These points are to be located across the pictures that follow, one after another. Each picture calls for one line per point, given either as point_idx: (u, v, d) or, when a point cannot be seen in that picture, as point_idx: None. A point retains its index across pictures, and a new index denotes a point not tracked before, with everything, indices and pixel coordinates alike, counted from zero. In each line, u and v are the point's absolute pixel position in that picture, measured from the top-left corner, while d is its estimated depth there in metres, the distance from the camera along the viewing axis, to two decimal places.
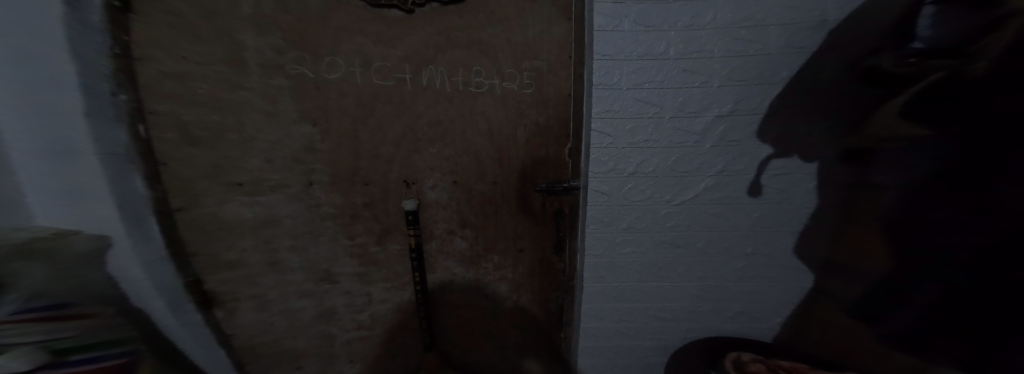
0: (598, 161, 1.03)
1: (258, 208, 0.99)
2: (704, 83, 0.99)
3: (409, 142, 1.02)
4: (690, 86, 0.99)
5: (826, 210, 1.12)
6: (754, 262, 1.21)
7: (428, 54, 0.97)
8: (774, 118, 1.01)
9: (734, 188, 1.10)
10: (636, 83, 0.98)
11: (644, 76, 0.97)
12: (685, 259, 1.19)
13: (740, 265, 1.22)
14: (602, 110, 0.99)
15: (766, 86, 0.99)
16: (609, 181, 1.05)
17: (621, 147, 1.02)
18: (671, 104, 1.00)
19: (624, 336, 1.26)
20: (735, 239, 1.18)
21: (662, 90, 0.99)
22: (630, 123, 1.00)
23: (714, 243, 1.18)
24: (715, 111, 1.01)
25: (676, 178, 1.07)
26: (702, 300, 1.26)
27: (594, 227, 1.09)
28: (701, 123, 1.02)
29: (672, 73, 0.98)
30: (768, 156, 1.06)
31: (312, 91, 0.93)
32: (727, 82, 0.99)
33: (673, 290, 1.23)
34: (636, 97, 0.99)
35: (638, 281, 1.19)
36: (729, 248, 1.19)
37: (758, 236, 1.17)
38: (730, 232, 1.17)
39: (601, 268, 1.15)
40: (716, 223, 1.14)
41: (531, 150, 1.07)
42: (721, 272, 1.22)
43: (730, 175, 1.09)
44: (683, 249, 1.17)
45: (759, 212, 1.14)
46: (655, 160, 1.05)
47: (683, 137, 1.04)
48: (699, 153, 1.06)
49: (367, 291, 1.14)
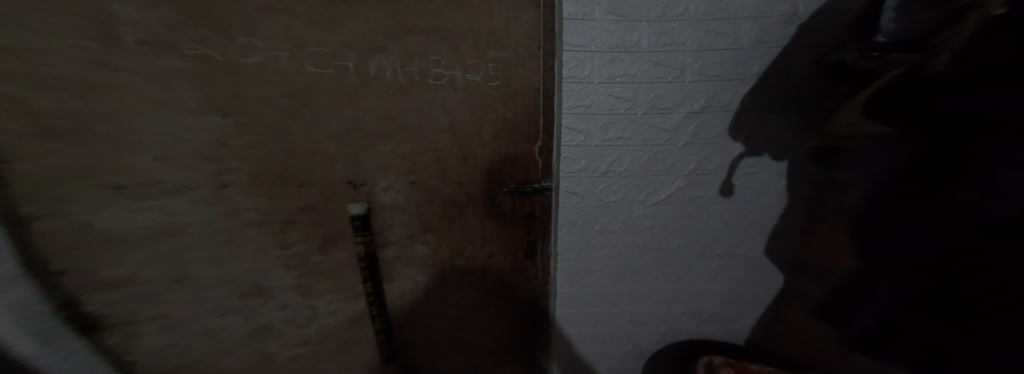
0: (569, 159, 1.00)
1: (62, 261, 0.59)
2: (678, 77, 0.98)
3: (352, 139, 0.77)
4: (663, 81, 0.97)
5: (792, 207, 1.13)
6: (724, 261, 1.22)
7: (376, 41, 0.74)
8: (745, 115, 1.00)
9: (706, 188, 1.09)
10: (606, 76, 0.95)
11: (615, 70, 0.95)
12: (659, 259, 1.18)
13: (712, 267, 1.22)
14: (572, 105, 0.96)
15: (737, 81, 0.98)
16: (581, 181, 1.02)
17: (593, 144, 0.99)
18: (644, 99, 0.98)
19: (600, 340, 1.26)
20: (708, 239, 1.17)
21: (634, 85, 0.97)
22: (602, 118, 0.97)
23: (685, 244, 1.17)
24: (688, 106, 0.99)
25: (649, 177, 1.05)
26: (675, 302, 1.26)
27: (566, 230, 1.08)
28: (673, 120, 1.01)
29: (644, 68, 0.96)
30: (740, 154, 1.04)
31: (219, 61, 0.62)
32: (699, 77, 0.98)
33: (644, 291, 1.22)
34: (608, 92, 0.96)
35: (610, 283, 1.18)
36: (702, 250, 1.19)
37: (730, 237, 1.17)
38: (703, 233, 1.16)
39: (573, 265, 1.13)
40: (689, 224, 1.13)
41: (498, 151, 0.94)
42: (693, 273, 1.22)
43: (703, 174, 1.07)
44: (658, 252, 1.16)
45: (731, 212, 1.13)
46: (629, 158, 1.02)
47: (656, 135, 1.01)
48: (674, 151, 1.03)
49: (305, 338, 0.90)
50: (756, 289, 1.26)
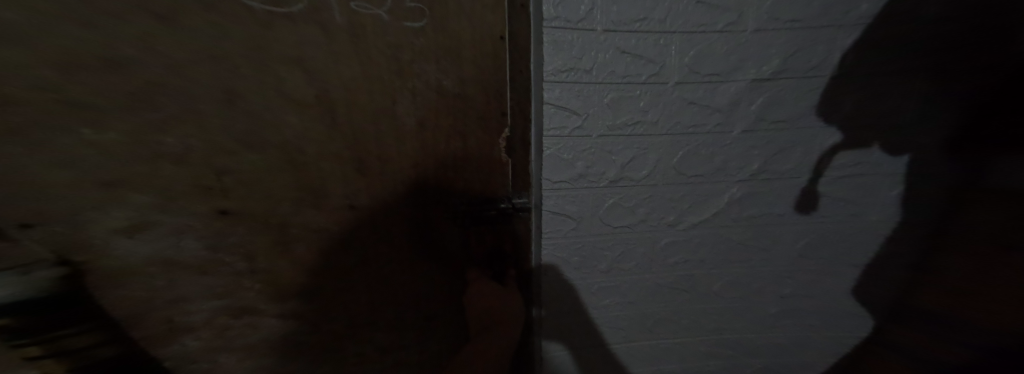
0: (557, 160, 0.62)
1: None
2: (737, 24, 0.59)
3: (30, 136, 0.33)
4: (711, 29, 0.59)
5: (919, 227, 0.76)
6: (793, 304, 0.84)
7: None
8: (844, 84, 0.64)
9: (767, 203, 0.73)
10: (616, 20, 0.56)
11: (632, 10, 0.56)
12: (692, 305, 0.82)
13: (772, 313, 0.85)
14: (560, 68, 0.56)
15: (835, 29, 0.61)
16: (576, 196, 0.65)
17: (594, 137, 0.62)
18: (678, 61, 0.60)
19: None
20: (770, 275, 0.80)
21: (662, 37, 0.58)
22: (609, 94, 0.60)
23: (732, 283, 0.80)
24: (750, 72, 0.63)
25: (682, 186, 0.69)
26: (713, 358, 0.90)
27: (554, 273, 0.71)
28: (727, 93, 0.63)
29: (682, 7, 0.57)
30: (833, 146, 0.68)
31: None
32: (770, 24, 0.60)
33: (669, 345, 0.87)
34: (619, 50, 0.58)
35: (619, 338, 0.83)
36: (759, 291, 0.82)
37: (802, 273, 0.81)
38: (762, 268, 0.79)
39: (567, 317, 0.78)
40: (739, 254, 0.77)
41: (432, 150, 0.54)
42: (746, 322, 0.85)
43: (774, 181, 0.71)
44: (693, 295, 0.80)
45: (811, 235, 0.77)
46: (651, 160, 0.66)
47: (699, 117, 0.64)
48: (726, 144, 0.67)
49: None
50: (832, 341, 0.89)
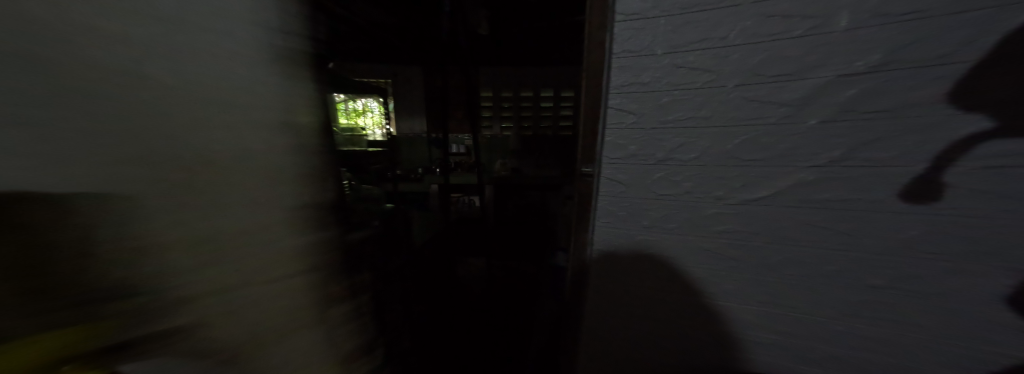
0: (613, 144, 0.80)
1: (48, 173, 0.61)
2: (825, 25, 0.57)
3: None
4: (783, 36, 0.59)
5: None
6: (912, 312, 0.65)
7: None
8: (1003, 62, 0.50)
9: (855, 178, 0.61)
10: (675, 45, 0.68)
11: (689, 35, 0.66)
12: (735, 279, 0.75)
13: (858, 312, 0.68)
14: (625, 82, 0.75)
15: (997, 9, 0.49)
16: (627, 167, 0.80)
17: (648, 128, 0.74)
18: (739, 66, 0.63)
19: (626, 353, 0.94)
20: (870, 265, 0.64)
21: (720, 50, 0.64)
22: (663, 97, 0.71)
23: (802, 264, 0.68)
24: (836, 67, 0.57)
25: (737, 169, 0.67)
26: (761, 340, 0.78)
27: (605, 220, 0.87)
28: (806, 88, 0.59)
29: (748, 25, 0.61)
30: (978, 127, 0.53)
31: None
32: (872, 19, 0.55)
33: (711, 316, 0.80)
34: (675, 66, 0.68)
35: (649, 299, 0.87)
36: (841, 280, 0.67)
37: (922, 270, 0.62)
38: (853, 252, 0.64)
39: (606, 270, 0.88)
40: (799, 236, 0.67)
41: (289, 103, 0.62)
42: (821, 308, 0.70)
43: (888, 160, 0.59)
44: (738, 266, 0.74)
45: (942, 221, 0.59)
46: (700, 145, 0.69)
47: (763, 110, 0.63)
48: (792, 136, 0.62)
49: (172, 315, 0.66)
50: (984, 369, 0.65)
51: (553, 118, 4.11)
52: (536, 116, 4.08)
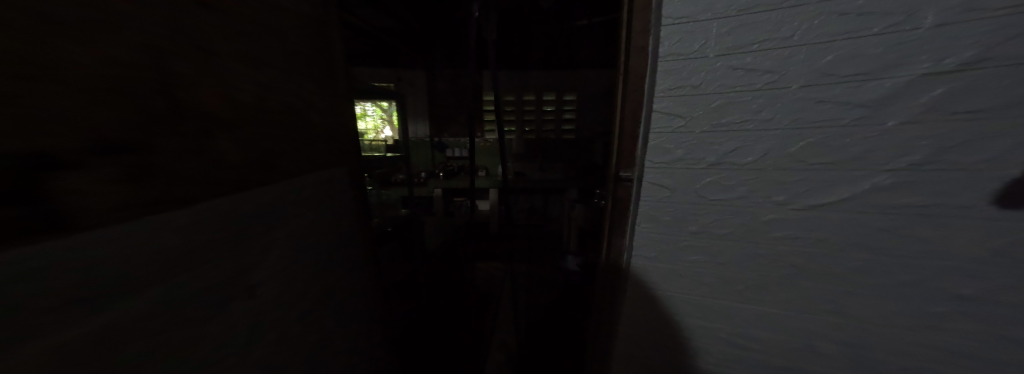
0: (659, 149, 0.77)
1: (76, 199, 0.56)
2: (907, 22, 0.54)
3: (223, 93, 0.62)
4: (862, 34, 0.57)
5: None
6: (1001, 327, 0.60)
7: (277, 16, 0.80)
8: None
9: (938, 184, 0.57)
10: (728, 48, 0.66)
11: (748, 36, 0.64)
12: (792, 285, 0.72)
13: (941, 325, 0.63)
14: (669, 87, 0.73)
15: None
16: (672, 172, 0.77)
17: (699, 132, 0.72)
18: (807, 67, 0.61)
19: (673, 360, 0.92)
20: (949, 275, 0.60)
21: (784, 51, 0.62)
22: (715, 100, 0.69)
23: (879, 273, 0.64)
24: (920, 66, 0.54)
25: (803, 173, 0.65)
26: (828, 351, 0.74)
27: (646, 225, 0.85)
28: (883, 89, 0.57)
29: (817, 24, 0.59)
30: None
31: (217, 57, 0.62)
32: (962, 15, 0.51)
33: (761, 320, 0.78)
34: (731, 68, 0.66)
35: (694, 302, 0.85)
36: (921, 290, 0.62)
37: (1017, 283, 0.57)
38: (935, 261, 0.60)
39: (652, 273, 0.88)
40: (881, 243, 0.63)
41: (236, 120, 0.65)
42: (898, 320, 0.65)
43: (969, 165, 0.54)
44: (801, 273, 0.71)
45: (1010, 230, 0.54)
46: (760, 149, 0.67)
47: (835, 112, 0.61)
48: (873, 138, 0.59)
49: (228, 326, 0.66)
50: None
51: (556, 122, 4.19)
52: (540, 119, 4.19)
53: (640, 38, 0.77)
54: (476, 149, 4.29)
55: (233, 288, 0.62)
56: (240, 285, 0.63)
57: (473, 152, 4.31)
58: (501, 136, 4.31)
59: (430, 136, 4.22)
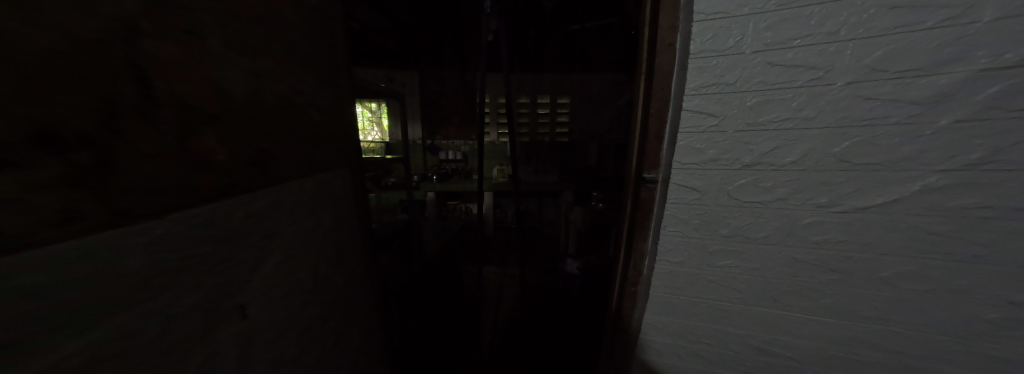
0: (692, 148, 0.81)
1: None
2: (964, 16, 0.60)
3: (223, 103, 0.59)
4: (915, 27, 0.63)
5: None
6: (988, 316, 0.71)
7: (288, 21, 0.78)
8: None
9: (943, 188, 0.67)
10: (768, 43, 0.72)
11: (791, 31, 0.70)
12: (834, 289, 0.80)
13: (942, 317, 0.74)
14: (700, 85, 0.77)
15: None
16: (704, 173, 0.81)
17: (731, 131, 0.77)
18: (853, 63, 0.67)
19: (699, 357, 0.98)
20: (959, 272, 0.70)
21: (833, 45, 0.68)
22: (752, 98, 0.74)
23: (912, 275, 0.73)
24: (968, 62, 0.61)
25: (842, 171, 0.72)
26: (846, 344, 0.83)
27: (672, 228, 0.88)
28: (925, 85, 0.64)
29: (865, 17, 0.65)
30: None
31: (220, 63, 0.59)
32: (1002, 20, 0.58)
33: (809, 326, 0.85)
34: (769, 64, 0.72)
35: (730, 305, 0.90)
36: (929, 287, 0.73)
37: (1006, 277, 0.67)
38: (936, 260, 0.71)
39: (681, 279, 0.91)
40: (915, 247, 0.72)
41: (225, 127, 0.60)
42: (906, 312, 0.76)
43: (981, 168, 0.64)
44: (830, 277, 0.79)
45: (994, 229, 0.66)
46: (801, 148, 0.74)
47: (882, 108, 0.67)
48: (927, 135, 0.66)
49: (246, 344, 0.63)
50: (1003, 362, 0.72)
51: (549, 125, 4.08)
52: (534, 122, 4.13)
53: (669, 35, 0.79)
54: (469, 151, 4.21)
55: (221, 305, 0.58)
56: (229, 300, 0.59)
57: (466, 154, 4.23)
58: (496, 139, 4.28)
59: (422, 138, 4.11)
